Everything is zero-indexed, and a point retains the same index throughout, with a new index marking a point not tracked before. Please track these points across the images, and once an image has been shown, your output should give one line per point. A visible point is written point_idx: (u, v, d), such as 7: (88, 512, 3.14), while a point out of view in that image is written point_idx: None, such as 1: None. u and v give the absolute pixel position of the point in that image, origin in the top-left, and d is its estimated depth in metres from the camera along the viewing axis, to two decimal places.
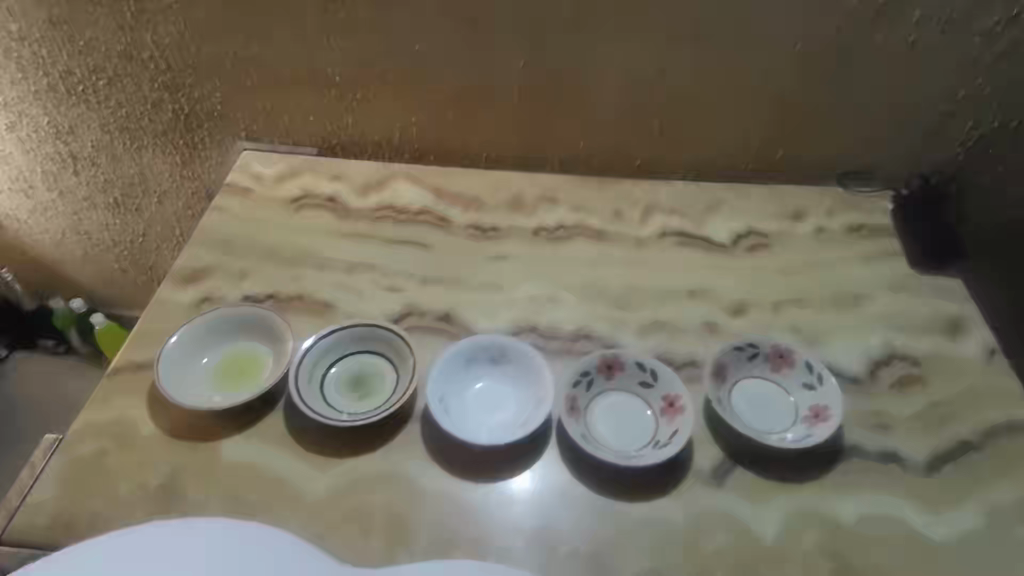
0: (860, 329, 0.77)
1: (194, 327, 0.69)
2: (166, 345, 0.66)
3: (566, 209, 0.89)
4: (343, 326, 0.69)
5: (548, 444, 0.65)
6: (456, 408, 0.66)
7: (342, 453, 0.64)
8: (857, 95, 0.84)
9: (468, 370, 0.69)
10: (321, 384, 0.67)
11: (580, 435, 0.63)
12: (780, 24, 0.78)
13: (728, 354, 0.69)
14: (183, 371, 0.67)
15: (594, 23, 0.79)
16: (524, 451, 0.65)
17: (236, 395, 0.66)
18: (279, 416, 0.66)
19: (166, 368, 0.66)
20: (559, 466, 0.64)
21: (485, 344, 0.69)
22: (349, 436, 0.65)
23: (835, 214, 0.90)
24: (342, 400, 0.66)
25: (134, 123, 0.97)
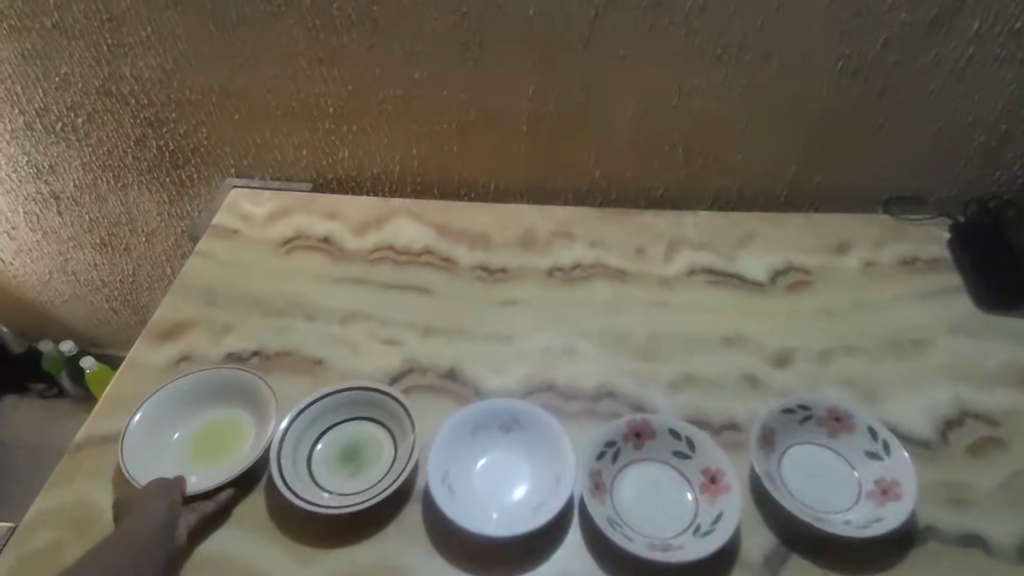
0: (924, 382, 0.67)
1: (165, 395, 0.62)
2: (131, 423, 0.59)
3: (583, 246, 0.81)
4: (331, 391, 0.61)
5: (569, 530, 0.56)
6: (462, 488, 0.57)
7: (330, 543, 0.55)
8: (907, 115, 0.75)
9: (476, 439, 0.60)
10: (309, 461, 0.59)
11: (607, 521, 0.54)
12: (819, 40, 0.70)
13: (775, 417, 0.60)
14: (155, 451, 0.60)
15: (611, 43, 0.71)
16: (541, 539, 0.56)
17: (215, 473, 0.59)
18: (259, 496, 0.58)
19: (134, 451, 0.58)
20: (583, 557, 0.55)
21: (497, 410, 0.60)
22: (339, 522, 0.57)
23: (884, 246, 0.80)
24: (333, 479, 0.58)
25: (116, 160, 0.91)
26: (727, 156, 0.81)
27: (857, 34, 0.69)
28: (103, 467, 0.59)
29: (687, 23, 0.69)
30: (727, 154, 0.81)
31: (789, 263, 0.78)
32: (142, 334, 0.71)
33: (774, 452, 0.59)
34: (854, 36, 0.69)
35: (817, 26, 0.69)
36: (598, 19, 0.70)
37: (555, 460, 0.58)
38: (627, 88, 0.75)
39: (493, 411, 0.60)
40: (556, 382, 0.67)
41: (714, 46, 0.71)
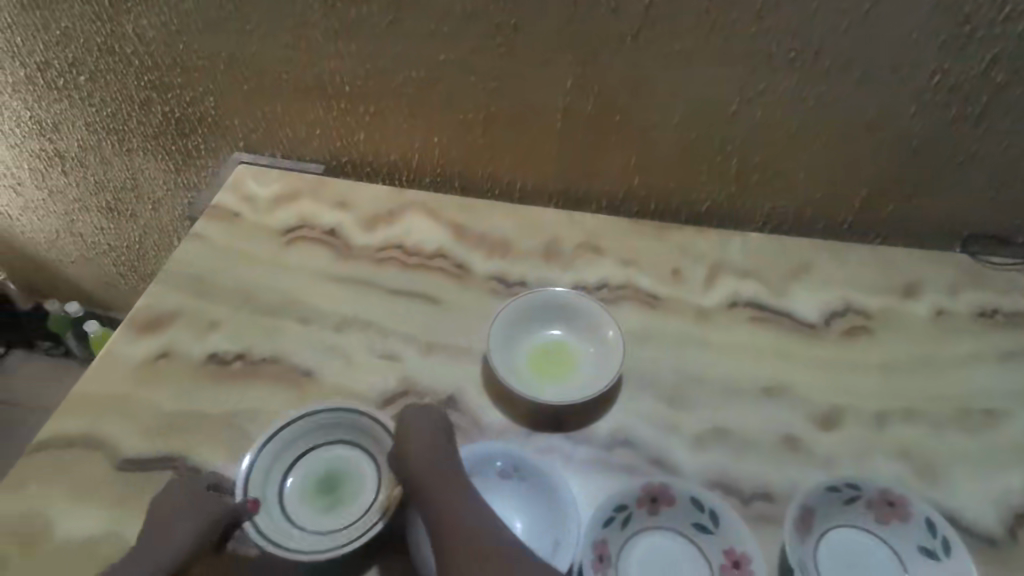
0: (991, 464, 0.58)
1: (552, 300, 0.65)
2: (525, 298, 0.65)
3: (612, 263, 0.72)
4: (304, 412, 0.54)
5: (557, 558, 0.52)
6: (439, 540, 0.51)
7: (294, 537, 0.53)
8: (1008, 145, 0.64)
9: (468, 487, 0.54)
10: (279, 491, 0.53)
11: None
12: (914, 50, 0.59)
13: (817, 496, 0.52)
14: (505, 335, 0.63)
15: (665, 38, 0.62)
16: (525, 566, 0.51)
17: (537, 389, 0.61)
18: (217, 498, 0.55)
19: (500, 330, 0.63)
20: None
21: (433, 438, 0.50)
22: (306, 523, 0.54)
23: (960, 292, 0.70)
24: (306, 509, 0.52)
25: (121, 123, 0.84)
26: (788, 174, 0.71)
27: (960, 46, 0.58)
28: (63, 474, 0.56)
29: (758, 18, 0.59)
30: (788, 173, 0.71)
31: (847, 303, 0.69)
32: (124, 323, 0.66)
33: (809, 536, 0.51)
34: (957, 50, 0.58)
35: (913, 33, 0.58)
36: (652, 7, 0.60)
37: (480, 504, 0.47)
38: (680, 90, 0.66)
39: (437, 437, 0.50)
40: (565, 423, 0.60)
41: (787, 48, 0.60)
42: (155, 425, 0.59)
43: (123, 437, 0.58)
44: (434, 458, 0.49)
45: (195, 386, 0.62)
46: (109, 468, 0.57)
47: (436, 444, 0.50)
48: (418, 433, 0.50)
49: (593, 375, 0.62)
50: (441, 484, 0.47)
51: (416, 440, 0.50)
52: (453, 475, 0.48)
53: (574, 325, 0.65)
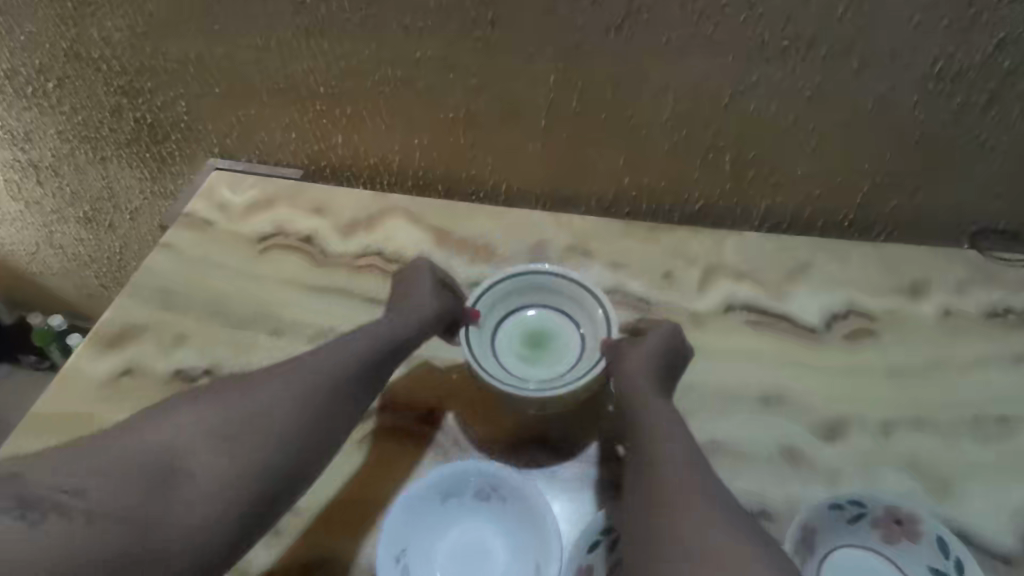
0: (1005, 475, 0.55)
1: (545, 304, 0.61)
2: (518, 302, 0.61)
3: (601, 267, 0.69)
4: (565, 276, 0.60)
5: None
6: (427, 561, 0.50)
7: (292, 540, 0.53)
8: (1018, 135, 0.61)
9: (445, 505, 0.52)
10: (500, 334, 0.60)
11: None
12: (914, 35, 0.55)
13: (819, 514, 0.48)
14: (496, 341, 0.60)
15: (651, 28, 0.59)
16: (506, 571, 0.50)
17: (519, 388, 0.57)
18: None
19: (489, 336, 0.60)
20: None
21: (649, 360, 0.53)
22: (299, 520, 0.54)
23: (970, 291, 0.66)
24: (516, 352, 0.60)
25: (93, 131, 0.82)
26: (785, 170, 0.67)
27: (964, 30, 0.54)
28: None
29: (748, 5, 0.55)
30: (785, 168, 0.67)
31: (849, 304, 0.65)
32: (89, 339, 0.63)
33: (810, 557, 0.48)
34: (961, 33, 0.55)
35: (913, 17, 0.54)
36: None
37: (680, 419, 0.49)
38: (669, 83, 0.62)
39: (657, 357, 0.54)
40: (549, 436, 0.57)
41: (780, 36, 0.57)
42: None
43: None
44: (648, 374, 0.52)
45: None
46: None
47: (656, 367, 0.53)
48: (634, 350, 0.54)
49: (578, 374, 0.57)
50: (649, 399, 0.50)
51: (636, 356, 0.53)
52: (655, 393, 0.51)
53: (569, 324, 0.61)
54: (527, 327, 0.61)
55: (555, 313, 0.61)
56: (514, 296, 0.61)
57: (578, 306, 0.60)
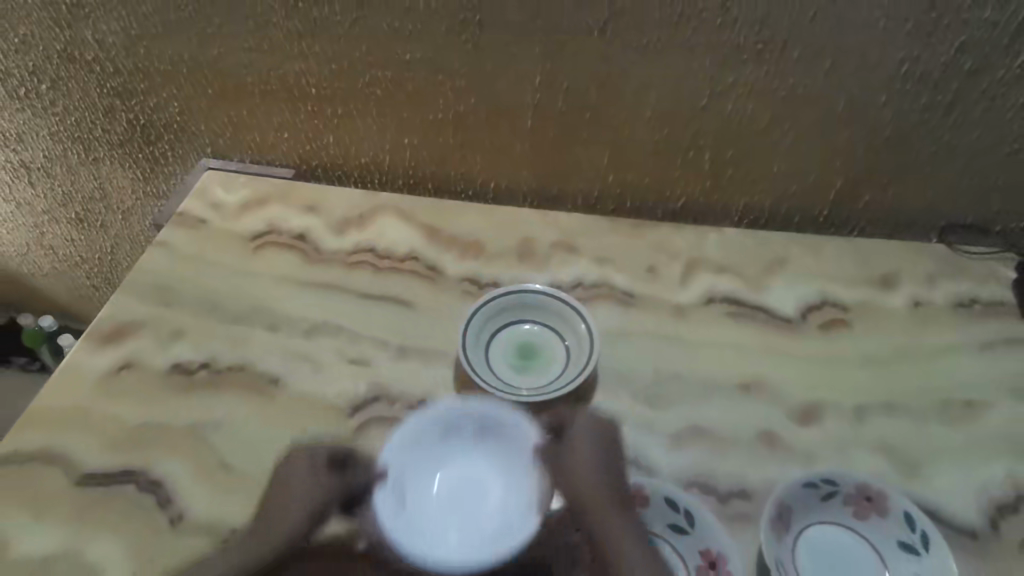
0: (971, 455, 0.58)
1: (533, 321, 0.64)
2: (509, 319, 0.64)
3: (587, 262, 0.71)
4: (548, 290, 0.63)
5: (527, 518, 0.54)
6: (418, 502, 0.53)
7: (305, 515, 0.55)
8: (980, 133, 0.64)
9: (448, 442, 0.56)
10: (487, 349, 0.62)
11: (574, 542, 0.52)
12: (880, 38, 0.58)
13: (794, 492, 0.51)
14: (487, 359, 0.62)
15: (632, 31, 0.61)
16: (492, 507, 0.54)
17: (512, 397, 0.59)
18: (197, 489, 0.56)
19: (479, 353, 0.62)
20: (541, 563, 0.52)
21: (594, 435, 0.57)
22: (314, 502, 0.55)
23: (937, 282, 0.69)
24: (503, 367, 0.62)
25: (86, 132, 0.82)
26: (763, 167, 0.70)
27: (927, 34, 0.58)
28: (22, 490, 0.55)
29: (724, 9, 0.58)
30: (762, 165, 0.70)
31: (824, 296, 0.68)
32: (85, 336, 0.65)
33: (785, 531, 0.50)
34: (924, 36, 0.58)
35: (880, 20, 0.57)
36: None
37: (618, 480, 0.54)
38: (650, 84, 0.65)
39: (607, 446, 0.57)
40: None
41: (755, 38, 0.60)
42: (117, 438, 0.58)
43: (82, 451, 0.57)
44: (588, 448, 0.56)
45: (158, 398, 0.61)
46: (68, 485, 0.56)
47: (609, 454, 0.56)
48: (585, 437, 0.57)
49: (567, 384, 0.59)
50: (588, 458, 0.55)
51: (587, 445, 0.56)
52: (605, 488, 0.53)
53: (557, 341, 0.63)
54: (519, 340, 0.63)
55: (540, 327, 0.64)
56: (505, 312, 0.64)
57: (568, 321, 0.63)
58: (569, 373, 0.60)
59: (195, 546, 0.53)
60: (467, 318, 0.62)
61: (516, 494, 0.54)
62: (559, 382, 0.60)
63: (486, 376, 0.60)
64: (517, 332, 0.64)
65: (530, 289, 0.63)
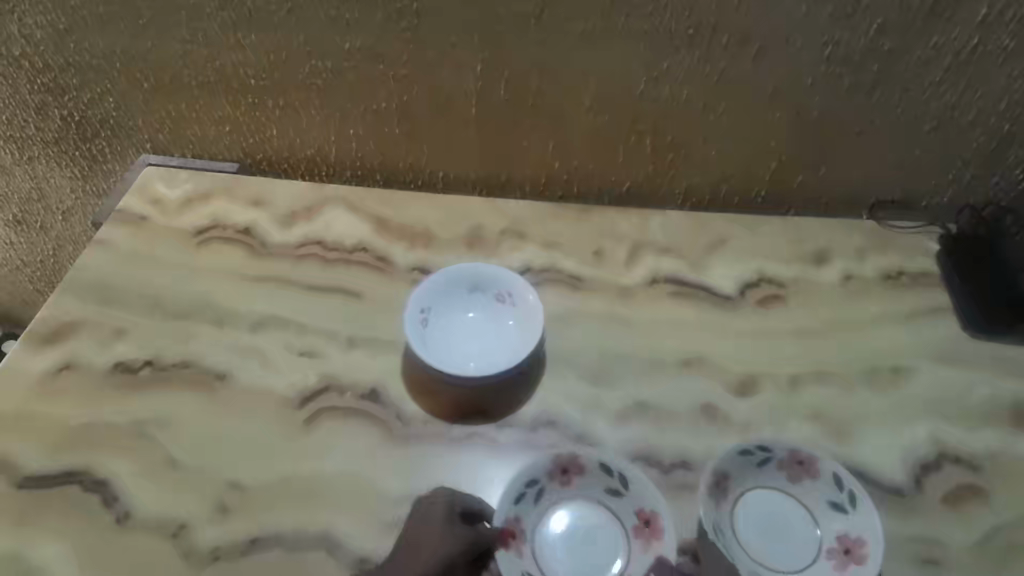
0: (899, 419, 0.61)
1: (481, 288, 0.65)
2: (459, 294, 0.65)
3: (535, 247, 0.72)
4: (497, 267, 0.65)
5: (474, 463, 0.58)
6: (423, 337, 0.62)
7: (253, 505, 0.55)
8: (900, 114, 0.67)
9: (444, 302, 0.65)
10: (440, 323, 0.64)
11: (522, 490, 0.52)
12: (803, 23, 0.61)
13: (730, 460, 0.53)
14: (443, 331, 0.64)
15: (567, 19, 0.62)
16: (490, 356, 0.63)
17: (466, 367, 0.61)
18: (142, 486, 0.55)
19: (436, 326, 0.63)
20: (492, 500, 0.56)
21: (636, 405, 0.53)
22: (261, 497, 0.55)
23: (867, 257, 0.72)
24: (456, 338, 0.63)
25: (18, 130, 0.80)
26: (702, 150, 0.72)
27: (847, 17, 0.60)
28: None
29: None
30: (700, 148, 0.72)
31: (762, 273, 0.71)
32: (23, 338, 0.63)
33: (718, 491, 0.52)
34: (844, 20, 0.60)
35: (801, 6, 0.60)
36: None
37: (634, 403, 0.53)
38: (588, 70, 0.66)
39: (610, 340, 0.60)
40: (489, 407, 0.60)
41: (686, 24, 0.61)
42: (60, 440, 0.57)
43: (22, 454, 0.56)
44: None
45: (102, 398, 0.60)
46: (9, 490, 0.55)
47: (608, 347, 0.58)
48: None
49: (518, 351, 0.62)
50: None
51: None
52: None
53: (504, 310, 0.65)
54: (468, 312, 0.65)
55: (487, 300, 0.65)
56: (456, 284, 0.65)
57: (516, 296, 0.65)
58: (516, 341, 0.63)
59: (144, 543, 0.53)
60: (418, 290, 0.63)
61: (505, 345, 0.63)
62: (504, 349, 0.63)
63: (435, 339, 0.63)
64: (469, 301, 0.65)
65: (483, 266, 0.65)
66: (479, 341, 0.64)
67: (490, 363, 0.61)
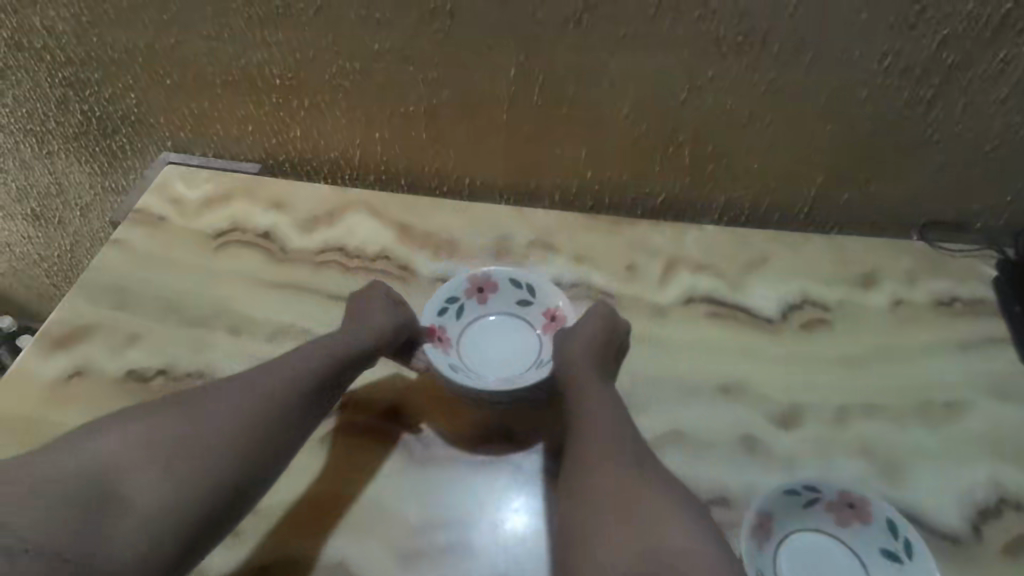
0: (954, 458, 0.57)
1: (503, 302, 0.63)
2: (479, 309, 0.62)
3: (565, 261, 0.69)
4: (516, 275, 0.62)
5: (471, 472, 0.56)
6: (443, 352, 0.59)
7: (264, 528, 0.52)
8: (960, 131, 0.63)
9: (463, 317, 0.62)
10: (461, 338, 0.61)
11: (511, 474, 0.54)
12: (862, 32, 0.57)
13: (776, 499, 0.49)
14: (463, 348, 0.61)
15: (608, 22, 0.59)
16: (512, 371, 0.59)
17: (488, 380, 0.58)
18: None
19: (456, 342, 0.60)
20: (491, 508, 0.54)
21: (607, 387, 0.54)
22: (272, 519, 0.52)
23: (918, 281, 0.68)
24: (477, 355, 0.60)
25: (38, 124, 0.78)
26: (743, 163, 0.68)
27: (910, 27, 0.56)
28: None
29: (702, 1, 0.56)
30: (742, 162, 0.68)
31: (806, 295, 0.67)
32: (35, 341, 0.61)
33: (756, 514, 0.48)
34: (906, 30, 0.56)
35: (861, 14, 0.56)
36: None
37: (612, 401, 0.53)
38: (628, 77, 0.63)
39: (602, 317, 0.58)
40: (513, 430, 0.58)
41: (735, 31, 0.58)
42: None
43: None
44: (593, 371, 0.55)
45: (112, 407, 0.58)
46: None
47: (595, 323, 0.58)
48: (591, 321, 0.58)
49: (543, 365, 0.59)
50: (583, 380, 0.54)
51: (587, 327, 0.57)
52: (596, 383, 0.54)
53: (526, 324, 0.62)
54: (489, 328, 0.62)
55: (510, 314, 0.63)
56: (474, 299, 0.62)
57: (533, 294, 0.62)
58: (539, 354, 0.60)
59: None
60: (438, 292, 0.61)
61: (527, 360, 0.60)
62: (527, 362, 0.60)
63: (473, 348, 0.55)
64: (489, 317, 0.62)
65: (495, 270, 0.62)
66: (506, 343, 0.62)
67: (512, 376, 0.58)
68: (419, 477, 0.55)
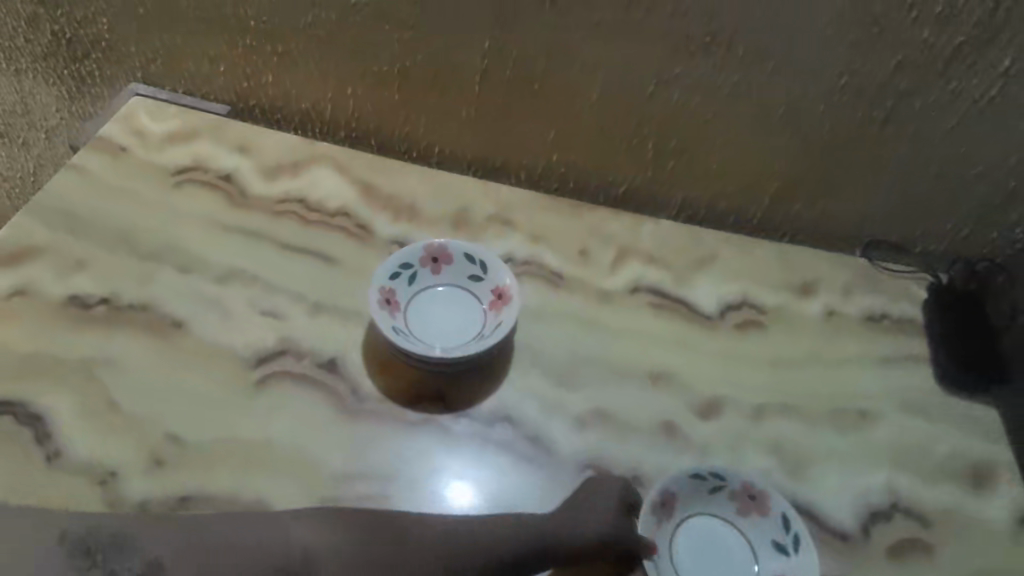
0: (859, 463, 0.60)
1: (455, 272, 0.63)
2: (431, 277, 0.63)
3: (520, 238, 0.70)
4: (471, 248, 0.63)
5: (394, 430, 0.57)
6: (390, 315, 0.59)
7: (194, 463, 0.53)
8: (908, 154, 0.66)
9: (414, 283, 0.62)
10: (410, 304, 0.62)
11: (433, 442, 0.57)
12: (824, 45, 0.59)
13: (681, 481, 0.52)
14: (411, 313, 0.61)
15: (586, 6, 0.60)
16: (455, 341, 0.60)
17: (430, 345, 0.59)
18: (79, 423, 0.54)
19: (404, 307, 0.61)
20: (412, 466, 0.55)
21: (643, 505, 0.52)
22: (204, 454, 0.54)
23: (853, 295, 0.71)
24: (423, 321, 0.61)
25: (8, 40, 0.76)
26: (704, 162, 0.70)
27: (869, 46, 0.59)
28: None
29: None
30: (701, 161, 0.70)
31: (746, 297, 0.69)
32: None
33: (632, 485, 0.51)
34: (865, 49, 0.59)
35: (824, 28, 0.58)
36: None
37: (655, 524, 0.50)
38: (600, 64, 0.64)
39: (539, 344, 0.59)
40: (447, 396, 0.59)
41: (704, 30, 0.60)
42: (1, 366, 0.55)
43: None
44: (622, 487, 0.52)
45: (50, 330, 0.58)
46: None
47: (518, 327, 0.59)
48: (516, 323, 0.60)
49: (486, 337, 0.60)
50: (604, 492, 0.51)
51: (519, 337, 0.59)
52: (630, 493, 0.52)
53: (475, 296, 0.63)
54: (438, 296, 0.63)
55: (460, 285, 0.63)
56: (427, 266, 0.63)
57: (485, 270, 0.63)
58: (483, 328, 0.61)
59: (69, 486, 0.51)
60: (391, 257, 0.61)
61: (471, 331, 0.61)
62: (471, 334, 0.61)
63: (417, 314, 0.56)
64: (441, 286, 0.63)
65: (451, 242, 0.63)
66: (454, 314, 0.62)
67: (454, 345, 0.59)
68: (352, 431, 0.56)
